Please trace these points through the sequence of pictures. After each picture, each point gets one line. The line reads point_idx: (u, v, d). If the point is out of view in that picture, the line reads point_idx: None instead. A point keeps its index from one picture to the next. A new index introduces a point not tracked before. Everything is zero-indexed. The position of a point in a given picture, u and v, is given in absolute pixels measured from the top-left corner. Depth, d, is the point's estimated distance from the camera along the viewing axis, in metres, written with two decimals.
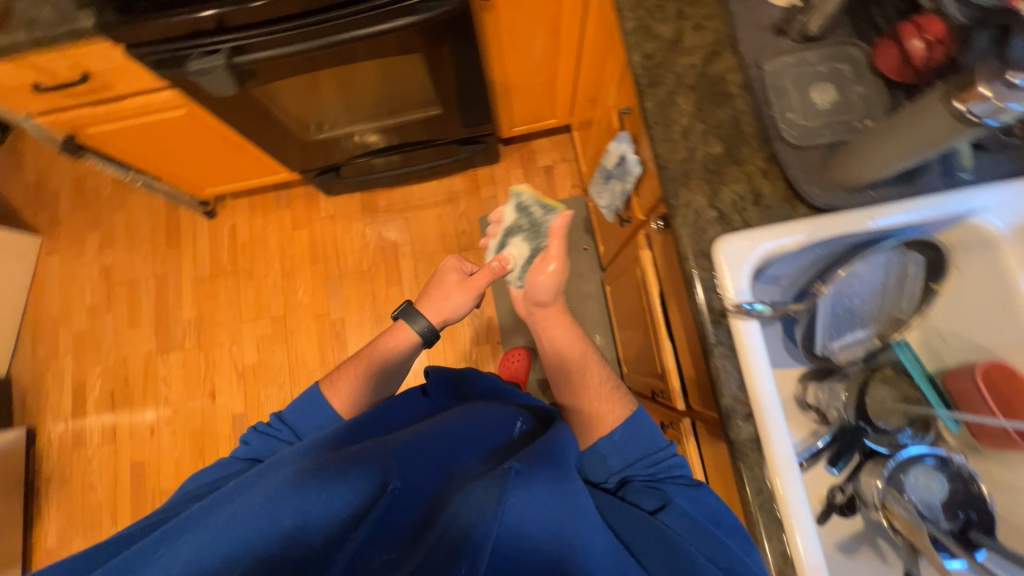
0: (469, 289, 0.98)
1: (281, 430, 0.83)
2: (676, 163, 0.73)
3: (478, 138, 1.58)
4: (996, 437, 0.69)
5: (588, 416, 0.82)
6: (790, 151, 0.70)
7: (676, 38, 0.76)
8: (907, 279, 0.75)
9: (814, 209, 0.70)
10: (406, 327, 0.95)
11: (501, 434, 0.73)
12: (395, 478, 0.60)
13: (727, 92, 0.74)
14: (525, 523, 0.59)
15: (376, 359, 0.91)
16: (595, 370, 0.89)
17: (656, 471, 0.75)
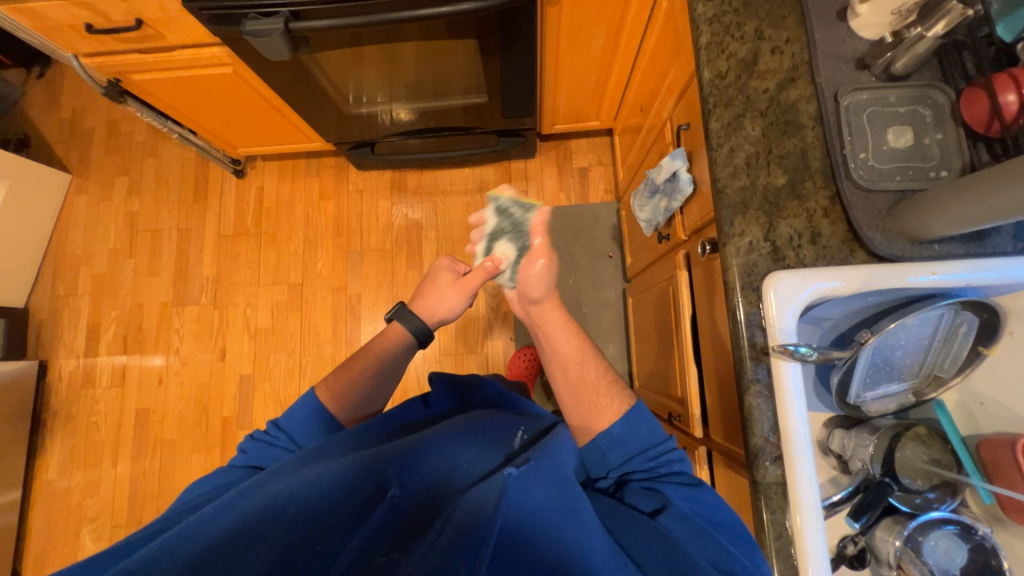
0: (461, 286, 0.95)
1: (280, 437, 0.80)
2: (734, 189, 0.70)
3: (518, 132, 1.55)
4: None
5: (585, 419, 0.80)
6: (856, 193, 0.67)
7: (751, 58, 0.73)
8: (956, 340, 0.73)
9: (872, 256, 0.67)
10: (397, 326, 0.95)
11: (508, 439, 0.71)
12: (394, 485, 0.61)
13: (798, 121, 0.71)
14: (524, 525, 0.58)
15: (365, 359, 0.90)
16: (589, 367, 0.86)
17: (655, 478, 0.74)
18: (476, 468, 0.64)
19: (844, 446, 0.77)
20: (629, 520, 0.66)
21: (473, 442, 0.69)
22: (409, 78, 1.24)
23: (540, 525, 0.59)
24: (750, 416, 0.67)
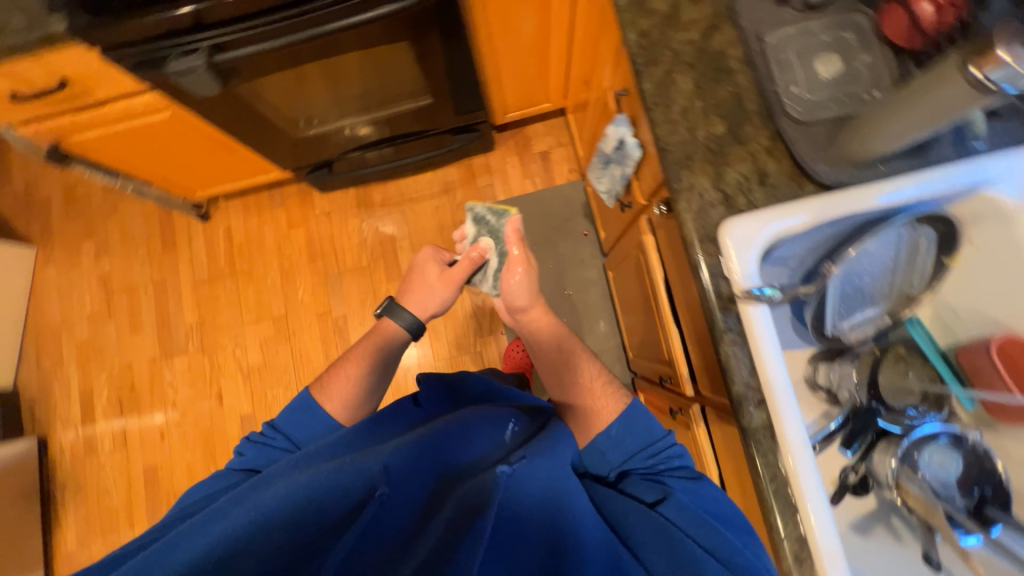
0: (454, 280, 1.01)
1: (276, 438, 0.82)
2: (676, 145, 0.70)
3: (472, 126, 1.54)
4: (1012, 412, 0.68)
5: (584, 414, 0.81)
6: (795, 128, 0.67)
7: (672, 12, 0.73)
8: (920, 255, 0.73)
9: (820, 187, 0.67)
10: (388, 322, 0.98)
11: (497, 434, 0.73)
12: (382, 483, 0.61)
13: (728, 67, 0.71)
14: (518, 516, 0.62)
15: (363, 356, 0.92)
16: (589, 368, 0.88)
17: (655, 470, 0.75)
18: (469, 472, 0.66)
19: (828, 379, 0.78)
20: (630, 514, 0.67)
21: (466, 444, 0.71)
22: (348, 91, 1.23)
23: (531, 512, 0.63)
24: (730, 364, 0.67)
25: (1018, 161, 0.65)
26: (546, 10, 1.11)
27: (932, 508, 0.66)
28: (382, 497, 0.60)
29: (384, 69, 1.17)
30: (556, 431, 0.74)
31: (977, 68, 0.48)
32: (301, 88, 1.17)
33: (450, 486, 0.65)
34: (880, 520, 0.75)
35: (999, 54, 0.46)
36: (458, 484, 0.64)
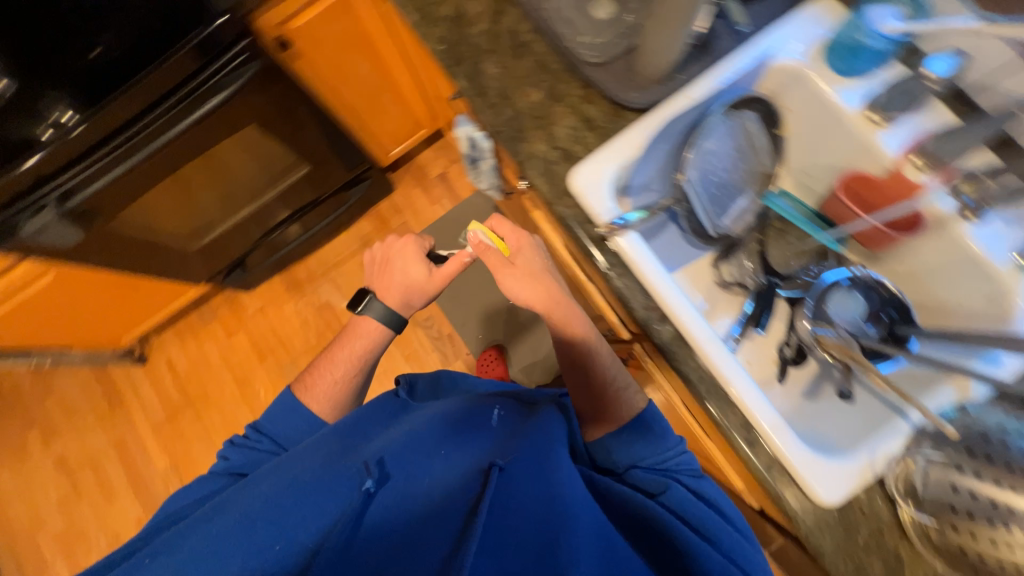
0: (429, 284, 0.91)
1: (262, 441, 0.85)
2: (506, 123, 0.75)
3: (362, 176, 1.57)
4: (876, 238, 0.74)
5: (611, 408, 0.80)
6: (597, 71, 0.73)
7: (458, 12, 0.79)
8: (752, 135, 0.78)
9: (638, 112, 0.73)
10: (361, 321, 0.94)
11: (480, 426, 0.76)
12: (369, 478, 0.61)
13: (523, 42, 0.77)
14: (516, 504, 0.59)
15: (338, 358, 0.94)
16: (608, 358, 0.83)
17: (663, 466, 0.75)
18: (460, 459, 0.67)
19: (731, 273, 0.83)
20: (629, 505, 0.68)
21: (455, 434, 0.73)
22: (234, 183, 1.26)
23: (527, 504, 0.60)
24: (626, 295, 0.70)
25: (788, 27, 0.72)
26: (374, 49, 1.17)
27: (847, 345, 0.69)
28: (371, 490, 0.61)
29: (251, 151, 1.19)
30: (547, 428, 0.77)
31: None
32: (186, 194, 1.19)
33: (439, 469, 0.65)
34: (825, 379, 0.75)
35: None
36: (448, 472, 0.64)
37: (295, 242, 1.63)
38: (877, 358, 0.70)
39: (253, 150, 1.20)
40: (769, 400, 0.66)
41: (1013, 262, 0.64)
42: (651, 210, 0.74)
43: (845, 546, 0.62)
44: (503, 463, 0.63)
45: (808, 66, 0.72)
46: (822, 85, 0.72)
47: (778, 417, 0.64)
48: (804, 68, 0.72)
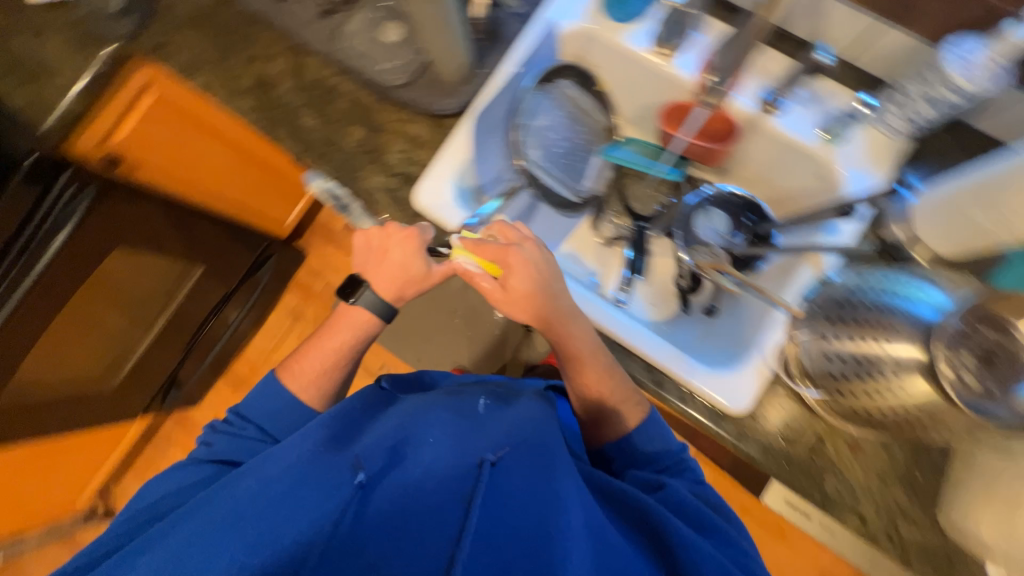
0: (422, 279, 0.71)
1: (248, 427, 0.75)
2: (339, 167, 0.76)
3: (266, 254, 1.56)
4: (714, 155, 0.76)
5: (605, 419, 0.72)
6: (404, 91, 0.75)
7: (261, 78, 0.79)
8: (576, 99, 0.82)
9: (456, 114, 0.75)
10: (348, 313, 0.77)
11: (469, 410, 0.69)
12: (362, 471, 0.57)
13: (331, 86, 0.78)
14: (504, 515, 0.54)
15: (328, 341, 0.78)
16: (610, 376, 0.69)
17: (668, 468, 0.71)
18: (453, 445, 0.61)
19: (606, 230, 0.86)
20: (622, 511, 0.64)
21: (451, 421, 0.65)
22: (129, 306, 1.17)
23: (515, 513, 0.55)
24: None
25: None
26: (219, 132, 1.16)
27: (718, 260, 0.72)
28: (364, 483, 0.56)
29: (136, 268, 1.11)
30: (543, 419, 0.68)
31: None
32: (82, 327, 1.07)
33: (433, 455, 0.60)
34: (720, 295, 0.79)
35: None
36: (444, 459, 0.59)
37: (226, 334, 1.57)
38: (750, 262, 0.75)
39: (139, 266, 1.11)
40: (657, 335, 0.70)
41: (819, 136, 0.70)
42: (507, 194, 0.79)
43: (768, 441, 0.65)
44: (497, 455, 0.59)
45: (593, 24, 0.76)
46: (612, 36, 0.76)
47: (670, 347, 0.69)
48: (591, 26, 0.76)
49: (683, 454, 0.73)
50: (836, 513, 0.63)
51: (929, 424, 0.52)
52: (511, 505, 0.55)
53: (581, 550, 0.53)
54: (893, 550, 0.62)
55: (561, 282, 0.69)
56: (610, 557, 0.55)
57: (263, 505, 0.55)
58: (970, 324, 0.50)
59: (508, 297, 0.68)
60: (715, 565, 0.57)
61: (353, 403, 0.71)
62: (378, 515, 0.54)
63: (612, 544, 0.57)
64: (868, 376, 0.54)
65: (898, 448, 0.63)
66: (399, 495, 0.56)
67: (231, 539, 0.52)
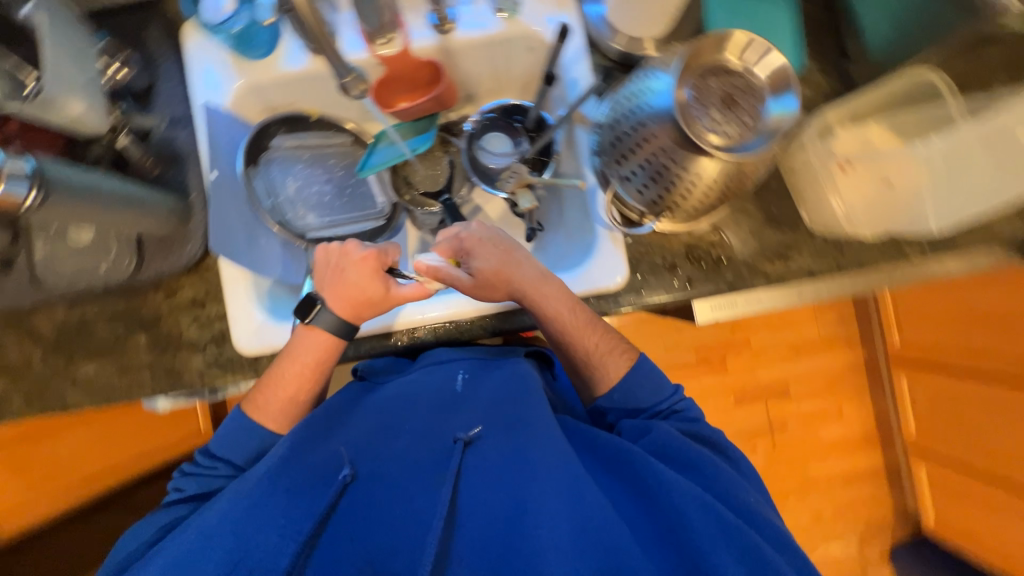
0: (373, 295, 0.63)
1: (218, 465, 0.65)
2: (153, 380, 0.68)
3: None
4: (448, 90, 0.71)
5: (592, 377, 0.70)
6: (144, 271, 0.67)
7: (5, 370, 0.68)
8: (302, 143, 0.75)
9: (207, 250, 0.69)
10: (306, 336, 0.63)
11: (443, 385, 0.66)
12: (348, 467, 0.58)
13: (76, 321, 0.68)
14: (483, 494, 0.57)
15: (297, 370, 0.64)
16: (592, 329, 0.67)
17: (661, 413, 0.68)
18: (431, 431, 0.62)
19: (425, 224, 0.82)
20: (614, 470, 0.61)
21: (424, 407, 0.64)
22: None
23: (498, 486, 0.57)
24: (386, 350, 0.70)
25: (195, 71, 0.67)
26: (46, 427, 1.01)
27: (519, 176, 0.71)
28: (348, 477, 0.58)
29: None
30: (524, 382, 0.66)
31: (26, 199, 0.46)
32: None
33: (417, 441, 0.61)
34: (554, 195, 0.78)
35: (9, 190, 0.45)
36: (422, 444, 0.61)
37: None
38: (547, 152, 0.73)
39: None
40: None
41: (501, 17, 0.69)
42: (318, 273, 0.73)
43: (663, 278, 0.68)
44: (470, 433, 0.61)
45: (247, 74, 0.68)
46: (273, 72, 0.68)
47: None
48: (247, 77, 0.68)
49: (677, 395, 0.69)
50: (748, 286, 0.68)
51: (737, 180, 0.56)
52: (488, 484, 0.58)
53: (552, 525, 0.53)
54: (802, 276, 0.68)
55: (520, 249, 0.68)
56: (591, 518, 0.54)
57: (239, 514, 0.54)
58: (699, 83, 0.54)
59: (473, 283, 0.64)
60: (700, 509, 0.55)
61: (339, 412, 0.64)
62: (365, 510, 0.57)
63: (595, 509, 0.55)
64: (670, 184, 0.57)
65: (748, 204, 0.68)
66: (383, 490, 0.58)
67: (211, 551, 0.52)
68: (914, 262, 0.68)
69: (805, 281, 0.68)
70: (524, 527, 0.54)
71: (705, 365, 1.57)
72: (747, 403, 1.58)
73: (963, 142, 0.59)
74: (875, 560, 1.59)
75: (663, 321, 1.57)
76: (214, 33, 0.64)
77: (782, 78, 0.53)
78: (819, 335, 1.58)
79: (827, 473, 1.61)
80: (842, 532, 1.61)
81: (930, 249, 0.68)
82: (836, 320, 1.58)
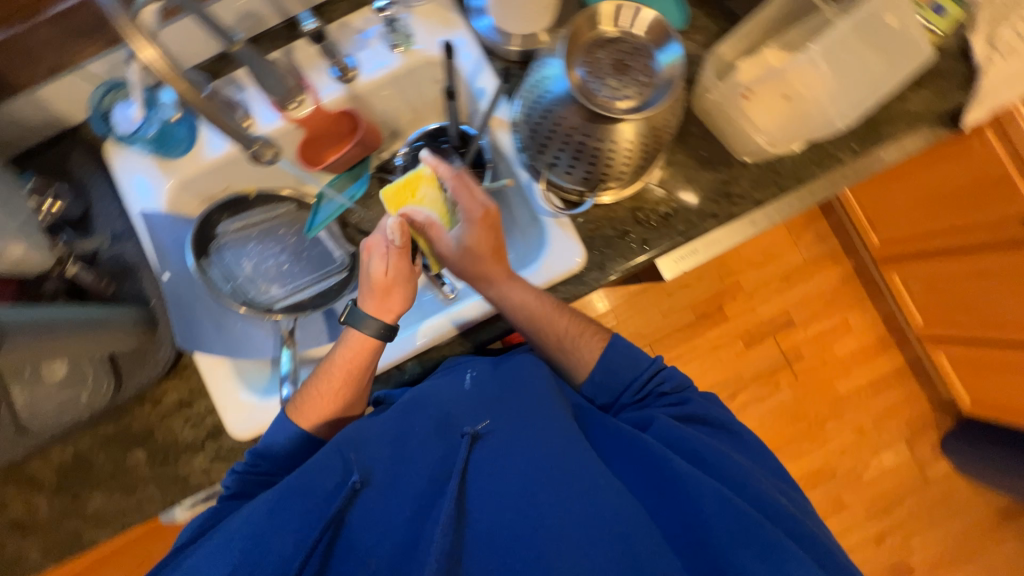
0: (395, 276, 0.63)
1: (263, 463, 0.62)
2: (168, 491, 0.68)
3: None
4: (371, 132, 0.77)
5: (570, 368, 0.69)
6: (125, 375, 0.68)
7: (30, 512, 0.68)
8: (246, 223, 0.78)
9: (178, 350, 0.69)
10: (357, 332, 0.63)
11: (454, 387, 0.63)
12: (353, 474, 0.55)
13: (80, 455, 0.69)
14: (499, 498, 0.55)
15: (346, 371, 0.63)
16: (560, 310, 0.67)
17: (649, 396, 0.67)
18: (443, 427, 0.60)
19: None
20: (632, 461, 0.59)
21: (433, 414, 0.60)
22: None
23: (512, 490, 0.55)
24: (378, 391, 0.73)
25: (133, 184, 0.70)
26: None
27: None
28: (354, 482, 0.54)
29: None
30: (531, 380, 0.64)
31: None
32: None
33: (428, 439, 0.59)
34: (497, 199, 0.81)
35: None
36: (435, 446, 0.58)
37: None
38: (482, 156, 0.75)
39: None
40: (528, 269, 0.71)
41: (398, 51, 0.72)
42: (286, 333, 0.72)
43: (619, 247, 0.69)
44: (479, 428, 0.60)
45: (174, 172, 0.70)
46: (200, 165, 0.71)
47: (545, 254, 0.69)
48: (174, 176, 0.70)
49: (658, 367, 0.67)
50: (701, 230, 0.70)
51: (652, 135, 0.59)
52: (509, 475, 0.56)
53: (571, 525, 0.51)
54: (749, 206, 0.70)
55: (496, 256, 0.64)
56: (600, 504, 0.53)
57: (256, 518, 0.52)
58: (589, 57, 0.55)
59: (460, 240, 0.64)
60: (724, 504, 0.52)
61: (361, 425, 0.58)
62: (376, 515, 0.54)
63: (602, 501, 0.53)
64: (593, 157, 0.60)
65: (678, 153, 0.70)
66: (395, 492, 0.55)
67: (229, 555, 0.51)
68: (847, 161, 0.71)
69: (753, 210, 0.70)
70: (539, 529, 0.52)
71: (706, 319, 1.63)
72: (758, 344, 1.63)
73: (837, 46, 0.61)
74: (926, 458, 1.62)
75: (656, 289, 1.63)
76: (133, 143, 0.65)
77: (661, 31, 0.55)
78: (803, 259, 1.63)
79: (854, 386, 1.63)
80: (887, 440, 1.63)
81: (858, 146, 0.71)
82: (813, 241, 1.63)
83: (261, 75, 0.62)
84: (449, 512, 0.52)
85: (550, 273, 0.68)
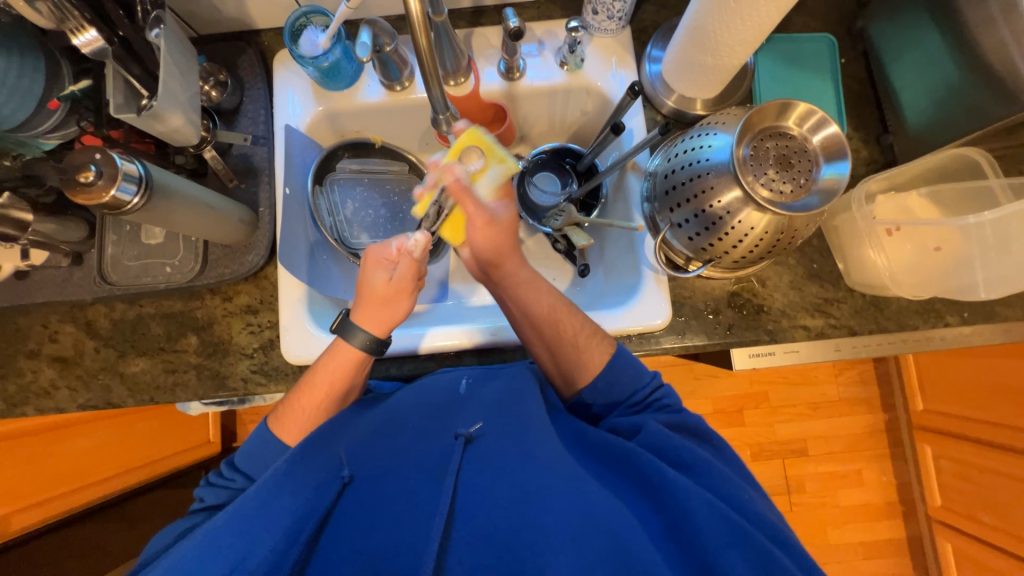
0: (397, 286, 0.59)
1: (236, 478, 0.61)
2: (202, 385, 0.70)
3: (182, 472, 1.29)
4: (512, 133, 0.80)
5: (573, 372, 0.64)
6: (211, 265, 0.70)
7: (74, 352, 0.71)
8: (364, 168, 0.81)
9: (264, 258, 0.71)
10: (344, 343, 0.60)
11: (444, 394, 0.64)
12: (344, 469, 0.56)
13: (138, 319, 0.71)
14: (488, 502, 0.52)
15: (333, 382, 0.61)
16: (571, 313, 0.64)
17: (641, 403, 0.62)
18: (433, 429, 0.60)
19: None
20: (613, 466, 0.55)
21: (421, 418, 0.61)
22: None
23: (501, 496, 0.52)
24: (425, 371, 0.74)
25: (288, 99, 0.74)
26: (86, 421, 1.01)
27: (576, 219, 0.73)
28: (346, 476, 0.56)
29: None
30: (527, 381, 0.63)
31: (124, 191, 0.50)
32: None
33: (418, 436, 0.59)
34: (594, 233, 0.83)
35: (120, 188, 0.49)
36: (424, 443, 0.58)
37: None
38: (602, 191, 0.78)
39: None
40: (608, 310, 0.71)
41: (564, 69, 0.75)
42: None
43: (706, 324, 0.70)
44: (472, 431, 0.58)
45: (329, 104, 0.75)
46: (353, 104, 0.75)
47: (633, 303, 0.69)
48: (326, 108, 0.75)
49: (658, 381, 0.63)
50: (787, 337, 0.69)
51: (787, 236, 0.59)
52: (501, 481, 0.54)
53: (563, 527, 0.49)
54: (842, 332, 0.70)
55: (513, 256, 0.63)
56: (592, 510, 0.50)
57: (246, 517, 0.49)
58: (757, 144, 0.57)
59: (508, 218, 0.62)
60: (709, 507, 0.48)
61: (340, 419, 0.58)
62: (365, 509, 0.53)
63: (597, 505, 0.50)
64: (724, 234, 0.60)
65: (790, 258, 0.70)
66: (380, 483, 0.55)
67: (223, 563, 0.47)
68: (951, 325, 0.70)
69: (844, 337, 0.70)
70: (534, 530, 0.49)
71: (722, 418, 1.58)
72: (764, 461, 1.57)
73: (1007, 220, 0.60)
74: None
75: (686, 369, 1.58)
76: (303, 65, 0.68)
77: (838, 145, 0.56)
78: (839, 395, 1.58)
79: (845, 540, 1.56)
80: None
81: (968, 316, 0.70)
82: (854, 381, 1.59)
83: (442, 47, 0.63)
84: (445, 502, 0.51)
85: (633, 322, 0.69)
